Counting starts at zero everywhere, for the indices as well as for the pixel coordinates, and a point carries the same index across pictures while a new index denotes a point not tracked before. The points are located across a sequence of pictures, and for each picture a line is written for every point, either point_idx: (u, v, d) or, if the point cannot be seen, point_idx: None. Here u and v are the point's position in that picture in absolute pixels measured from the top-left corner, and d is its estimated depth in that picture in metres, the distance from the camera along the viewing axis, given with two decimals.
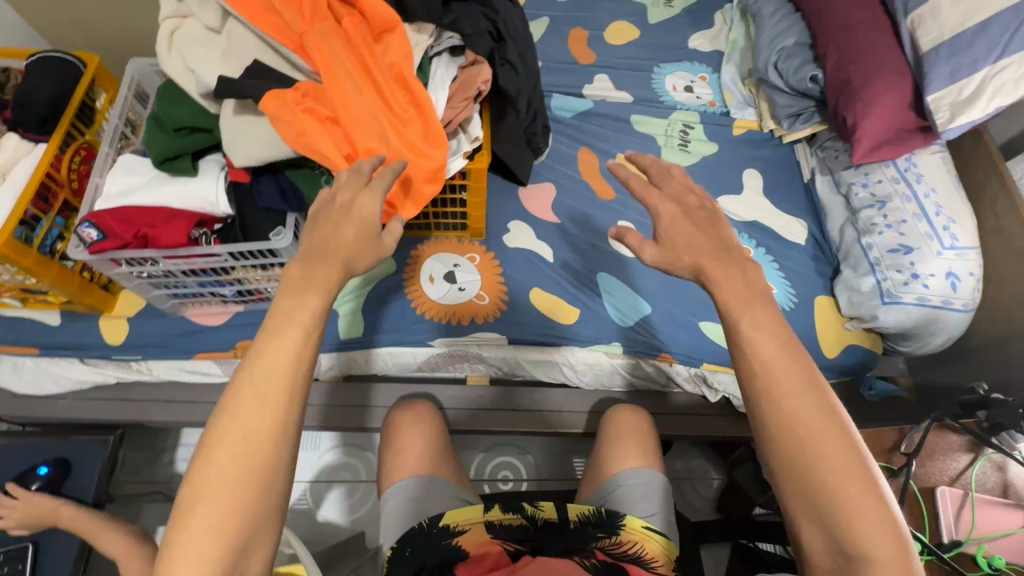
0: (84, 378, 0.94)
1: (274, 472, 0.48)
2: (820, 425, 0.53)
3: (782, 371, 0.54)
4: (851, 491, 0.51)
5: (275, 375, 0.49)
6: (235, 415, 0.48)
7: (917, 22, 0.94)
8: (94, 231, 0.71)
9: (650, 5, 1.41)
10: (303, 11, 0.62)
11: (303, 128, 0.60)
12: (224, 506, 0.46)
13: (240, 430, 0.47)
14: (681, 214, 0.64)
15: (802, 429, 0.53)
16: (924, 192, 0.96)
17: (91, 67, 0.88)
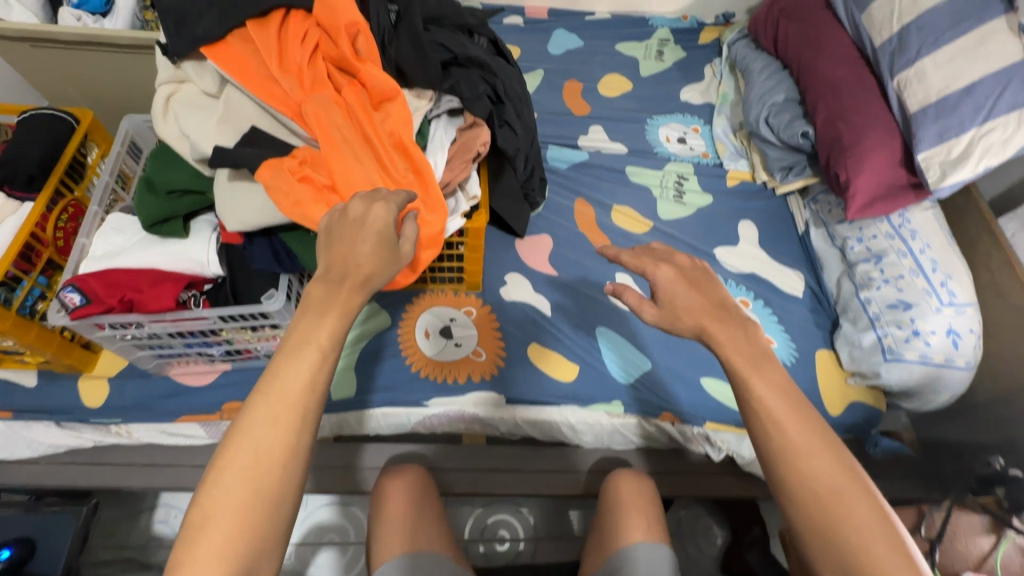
0: (59, 442, 0.89)
1: (286, 491, 0.47)
2: (841, 482, 0.51)
3: (793, 430, 0.53)
4: (880, 548, 0.48)
5: (291, 393, 0.47)
6: (248, 436, 0.46)
7: (903, 84, 0.95)
8: (77, 296, 0.68)
9: (642, 58, 1.45)
10: (302, 81, 0.62)
11: (299, 198, 0.58)
12: (232, 530, 0.44)
13: (252, 448, 0.46)
14: (678, 275, 0.62)
15: (823, 490, 0.51)
16: (919, 248, 0.97)
17: (84, 122, 0.88)
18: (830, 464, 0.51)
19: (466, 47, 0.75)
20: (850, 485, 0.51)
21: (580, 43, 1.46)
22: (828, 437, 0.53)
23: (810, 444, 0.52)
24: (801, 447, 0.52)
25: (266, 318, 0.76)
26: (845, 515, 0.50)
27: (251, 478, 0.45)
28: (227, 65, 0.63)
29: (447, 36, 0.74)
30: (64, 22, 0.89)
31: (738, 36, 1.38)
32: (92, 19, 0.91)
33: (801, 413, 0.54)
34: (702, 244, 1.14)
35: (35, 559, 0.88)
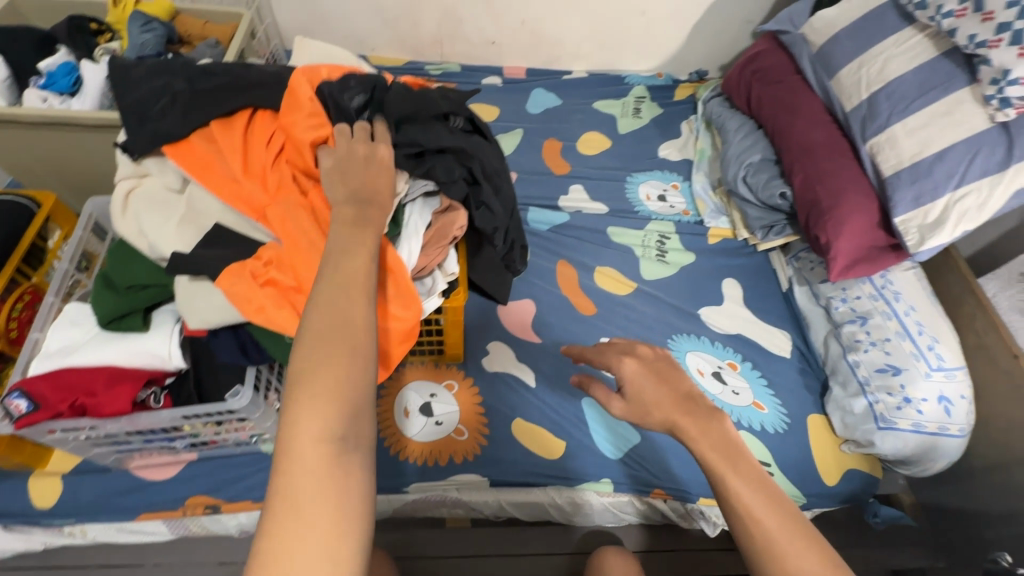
0: (6, 547, 0.83)
1: (369, 380, 0.46)
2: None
3: (775, 524, 0.49)
4: None
5: (356, 274, 0.49)
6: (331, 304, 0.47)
7: (876, 149, 0.96)
8: (24, 401, 0.64)
9: (619, 116, 1.47)
10: (269, 184, 0.61)
11: (262, 304, 0.56)
12: (337, 380, 0.44)
13: (336, 314, 0.47)
14: (644, 368, 0.58)
15: None
16: (903, 310, 0.96)
17: (46, 206, 0.85)
18: (815, 564, 0.47)
19: (439, 134, 0.71)
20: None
21: (558, 102, 1.48)
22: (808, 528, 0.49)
23: (792, 543, 0.48)
24: (779, 547, 0.48)
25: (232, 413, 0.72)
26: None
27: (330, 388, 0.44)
28: (189, 166, 0.63)
29: (419, 123, 0.71)
30: (30, 103, 0.88)
31: (712, 94, 1.41)
32: (59, 100, 0.89)
33: (776, 507, 0.49)
34: (687, 304, 1.13)
35: None
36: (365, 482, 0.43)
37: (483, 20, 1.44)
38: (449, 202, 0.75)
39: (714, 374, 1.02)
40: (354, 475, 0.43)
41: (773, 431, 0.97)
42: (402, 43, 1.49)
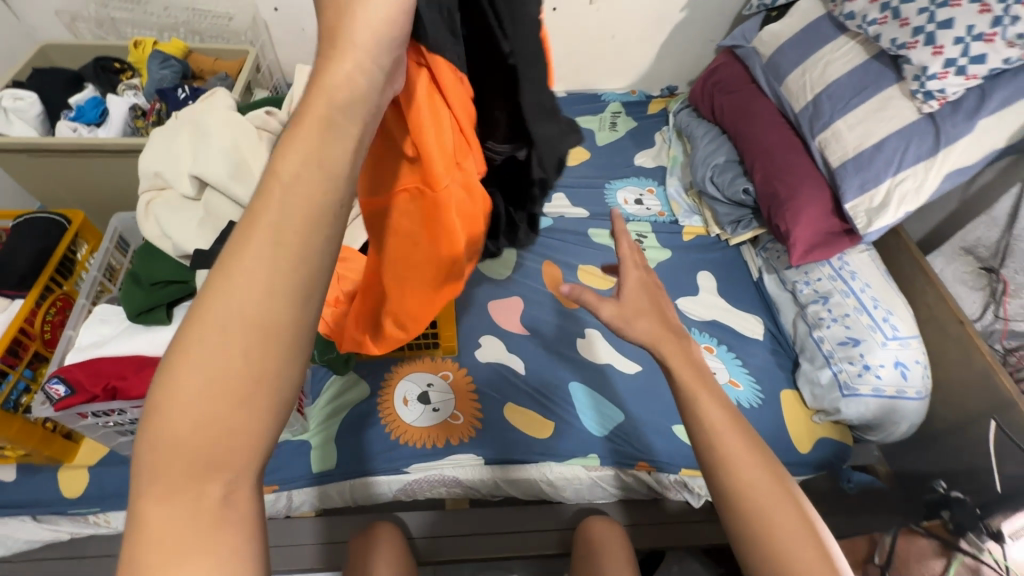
0: (35, 538, 0.89)
1: (258, 419, 0.31)
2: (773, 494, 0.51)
3: (736, 442, 0.52)
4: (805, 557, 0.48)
5: (272, 251, 0.31)
6: (223, 294, 0.30)
7: (824, 143, 1.06)
8: (62, 386, 0.71)
9: (597, 130, 1.58)
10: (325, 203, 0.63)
11: None
12: (208, 411, 0.30)
13: (225, 311, 0.30)
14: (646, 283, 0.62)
15: (758, 503, 0.51)
16: (859, 287, 1.04)
17: (76, 222, 0.94)
18: (763, 474, 0.51)
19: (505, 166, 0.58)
20: (785, 514, 0.50)
21: None
22: (774, 467, 0.52)
23: (756, 478, 0.51)
24: (748, 480, 0.51)
25: None
26: (782, 540, 0.49)
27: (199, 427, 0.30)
28: None
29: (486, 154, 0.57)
30: (61, 134, 0.98)
31: (681, 106, 1.53)
32: (87, 130, 1.00)
33: (751, 447, 0.52)
34: None
35: None
36: (248, 543, 0.32)
37: None
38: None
39: None
40: (229, 536, 0.31)
41: (748, 406, 1.03)
42: None
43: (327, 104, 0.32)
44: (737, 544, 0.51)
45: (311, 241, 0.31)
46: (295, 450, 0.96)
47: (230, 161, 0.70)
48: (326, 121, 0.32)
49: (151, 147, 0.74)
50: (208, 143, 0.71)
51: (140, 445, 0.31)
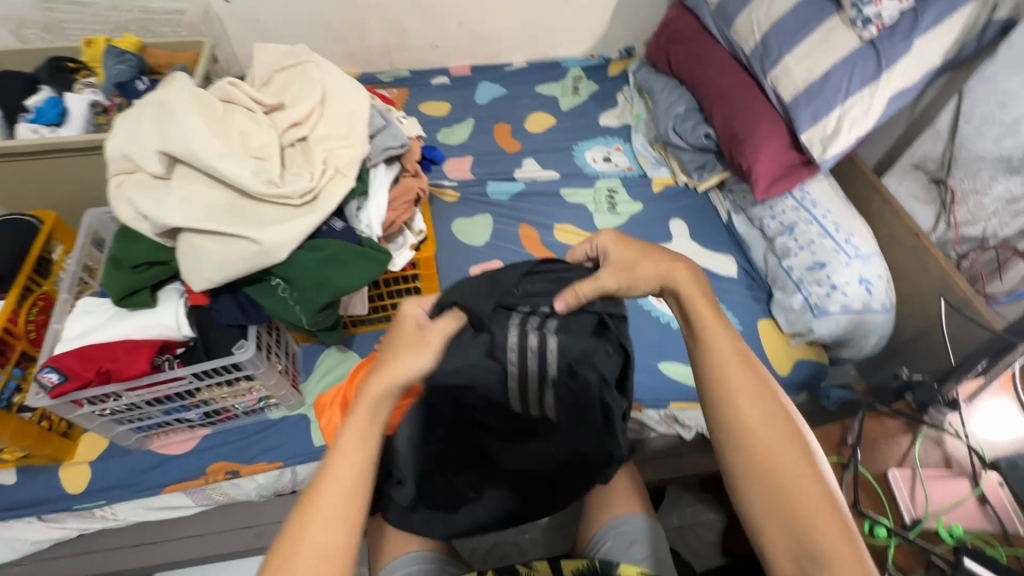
0: (42, 538, 0.89)
1: None
2: (774, 416, 0.52)
3: (729, 356, 0.54)
4: (798, 476, 0.49)
5: (349, 490, 0.50)
6: (318, 528, 0.49)
7: (775, 81, 1.10)
8: (55, 374, 0.72)
9: (561, 95, 1.61)
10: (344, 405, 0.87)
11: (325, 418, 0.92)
12: None
13: (315, 545, 0.48)
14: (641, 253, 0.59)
15: (756, 420, 0.52)
16: (821, 214, 1.09)
17: (48, 223, 0.94)
18: (756, 391, 0.52)
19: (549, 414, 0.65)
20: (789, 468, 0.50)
21: (503, 92, 1.62)
22: (787, 414, 0.52)
23: (775, 439, 0.51)
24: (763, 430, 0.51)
25: (238, 370, 0.81)
26: (789, 485, 0.49)
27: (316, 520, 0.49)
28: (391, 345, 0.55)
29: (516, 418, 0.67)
30: (22, 136, 0.97)
31: (640, 65, 1.56)
32: (48, 130, 0.99)
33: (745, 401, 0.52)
34: None
35: None
36: None
37: (423, 27, 1.59)
38: (415, 168, 0.89)
39: None
40: None
41: None
42: (352, 57, 1.63)
43: (373, 386, 0.52)
44: (742, 494, 0.51)
45: (365, 474, 0.51)
46: (295, 426, 0.95)
47: (198, 134, 0.71)
48: (374, 401, 0.52)
49: (118, 131, 0.74)
50: (173, 118, 0.72)
51: None
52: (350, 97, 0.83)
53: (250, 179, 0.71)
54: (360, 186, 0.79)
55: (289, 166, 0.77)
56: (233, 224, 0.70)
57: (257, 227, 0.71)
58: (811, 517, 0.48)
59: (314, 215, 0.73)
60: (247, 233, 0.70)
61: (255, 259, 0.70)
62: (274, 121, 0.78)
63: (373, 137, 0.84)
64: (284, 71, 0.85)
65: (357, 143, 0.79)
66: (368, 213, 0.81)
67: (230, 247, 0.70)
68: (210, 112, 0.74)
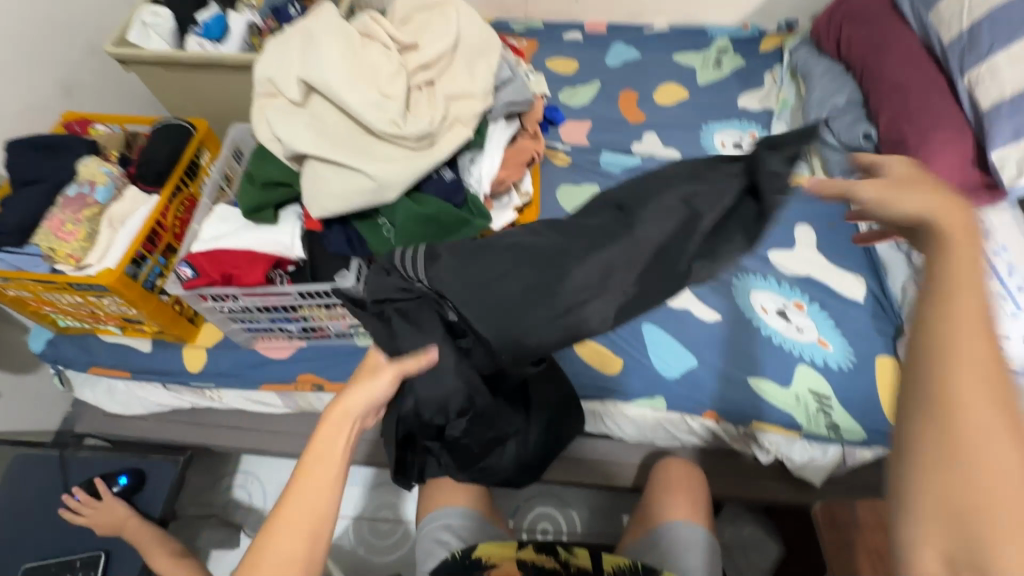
0: (165, 402, 1.05)
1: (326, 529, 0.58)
2: (996, 432, 0.37)
3: (980, 412, 0.37)
4: (997, 444, 0.36)
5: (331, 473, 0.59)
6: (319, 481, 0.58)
7: (975, 81, 0.92)
8: (190, 270, 0.83)
9: (699, 67, 1.47)
10: None
11: None
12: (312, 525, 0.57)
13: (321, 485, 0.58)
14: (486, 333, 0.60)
15: (966, 430, 0.37)
16: (994, 251, 0.92)
17: (200, 130, 1.04)
18: (984, 417, 0.37)
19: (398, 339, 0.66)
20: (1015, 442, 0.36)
21: (636, 56, 1.51)
22: (1016, 428, 0.37)
23: (987, 425, 0.37)
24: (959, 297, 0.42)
25: (336, 297, 0.86)
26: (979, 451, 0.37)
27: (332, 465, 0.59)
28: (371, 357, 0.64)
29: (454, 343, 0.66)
30: (189, 48, 1.07)
31: (799, 43, 1.37)
32: (211, 46, 1.08)
33: (898, 197, 0.48)
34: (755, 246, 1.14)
35: (150, 488, 1.01)
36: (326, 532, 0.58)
37: None
38: (533, 129, 0.89)
39: (777, 312, 1.04)
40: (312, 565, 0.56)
41: (836, 368, 0.97)
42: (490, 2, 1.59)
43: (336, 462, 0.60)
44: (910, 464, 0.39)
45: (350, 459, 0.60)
46: None
47: (339, 65, 0.73)
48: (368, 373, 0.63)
49: (268, 53, 0.78)
50: (318, 47, 0.74)
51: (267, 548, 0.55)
52: (482, 47, 0.81)
53: (377, 117, 0.72)
54: (479, 140, 0.80)
55: (412, 108, 0.77)
56: (353, 159, 0.73)
57: (376, 164, 0.73)
58: (945, 405, 0.38)
59: (429, 161, 0.73)
60: (366, 169, 0.72)
61: (367, 195, 0.73)
62: (407, 61, 0.78)
63: (497, 90, 0.83)
64: (424, 11, 0.84)
65: (479, 94, 0.78)
66: (480, 168, 0.81)
67: (347, 181, 0.73)
68: (351, 44, 0.76)
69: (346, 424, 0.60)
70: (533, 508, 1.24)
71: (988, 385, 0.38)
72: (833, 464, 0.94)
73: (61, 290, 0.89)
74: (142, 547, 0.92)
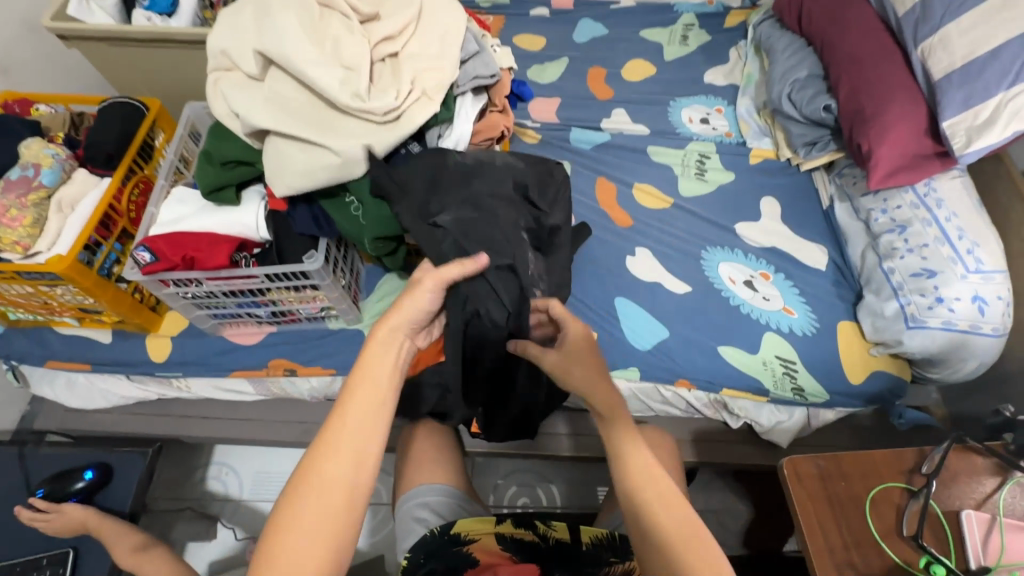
0: (130, 393, 1.01)
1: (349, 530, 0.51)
2: (685, 531, 0.54)
3: (663, 515, 0.55)
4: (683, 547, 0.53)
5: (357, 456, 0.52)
6: (336, 465, 0.51)
7: (928, 52, 0.95)
8: (148, 254, 0.79)
9: (666, 43, 1.47)
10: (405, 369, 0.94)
11: None
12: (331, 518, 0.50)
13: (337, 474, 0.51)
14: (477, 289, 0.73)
15: (657, 525, 0.55)
16: (945, 217, 0.96)
17: (153, 110, 0.99)
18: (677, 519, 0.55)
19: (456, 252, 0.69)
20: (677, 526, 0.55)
21: (604, 32, 1.50)
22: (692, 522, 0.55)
23: (675, 525, 0.55)
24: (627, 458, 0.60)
25: (306, 278, 0.85)
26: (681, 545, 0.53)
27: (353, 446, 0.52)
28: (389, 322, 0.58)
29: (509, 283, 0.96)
30: (137, 22, 1.01)
31: (763, 17, 1.38)
32: (160, 20, 1.02)
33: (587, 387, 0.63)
34: (723, 219, 1.16)
35: (117, 482, 0.98)
36: (350, 531, 0.51)
37: None
38: (503, 103, 0.87)
39: (745, 283, 1.07)
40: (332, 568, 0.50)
41: (801, 334, 1.01)
42: None
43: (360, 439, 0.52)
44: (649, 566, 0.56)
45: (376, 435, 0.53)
46: (350, 340, 1.00)
47: (298, 36, 0.71)
48: (386, 337, 0.57)
49: (222, 24, 0.75)
50: (274, 18, 0.72)
51: (270, 541, 0.49)
52: (447, 18, 0.79)
53: (340, 90, 0.70)
54: (445, 116, 0.79)
55: (376, 81, 0.75)
56: (316, 133, 0.71)
57: (340, 139, 0.71)
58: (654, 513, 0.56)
59: (395, 135, 0.72)
60: (330, 144, 0.70)
61: (332, 171, 0.71)
62: (368, 32, 0.76)
63: (464, 62, 0.82)
64: None
65: (445, 66, 0.76)
66: (449, 141, 0.81)
67: (311, 155, 0.71)
68: (309, 13, 0.73)
69: (394, 339, 0.57)
70: (514, 484, 1.26)
71: (659, 488, 0.57)
72: (799, 425, 0.99)
73: (9, 279, 0.84)
74: (112, 541, 0.89)
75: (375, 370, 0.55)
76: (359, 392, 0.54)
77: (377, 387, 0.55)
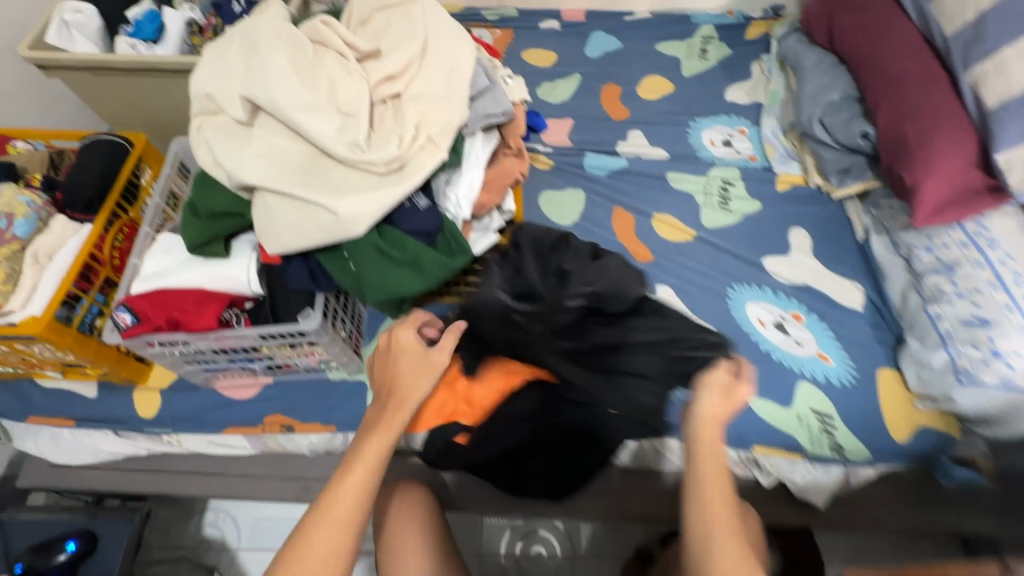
0: (117, 450, 0.94)
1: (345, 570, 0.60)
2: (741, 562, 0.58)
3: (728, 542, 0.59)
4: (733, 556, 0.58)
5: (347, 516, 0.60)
6: (331, 520, 0.60)
7: (980, 78, 0.87)
8: (129, 315, 0.72)
9: (684, 58, 1.39)
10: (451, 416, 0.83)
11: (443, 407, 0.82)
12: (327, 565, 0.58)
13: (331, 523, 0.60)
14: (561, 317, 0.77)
15: (717, 541, 0.59)
16: (999, 258, 0.88)
17: (137, 146, 0.92)
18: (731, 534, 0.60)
19: (662, 374, 0.74)
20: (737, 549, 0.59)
21: (618, 46, 1.42)
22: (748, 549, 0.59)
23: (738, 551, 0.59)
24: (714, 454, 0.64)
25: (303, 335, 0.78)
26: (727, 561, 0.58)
27: (351, 500, 0.61)
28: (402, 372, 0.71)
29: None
30: (120, 50, 0.94)
31: (788, 30, 1.30)
32: (145, 48, 0.95)
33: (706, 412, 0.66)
34: (749, 254, 1.09)
35: (104, 547, 0.92)
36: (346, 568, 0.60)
37: None
38: (518, 145, 0.79)
39: (775, 325, 1.00)
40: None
41: (838, 384, 0.94)
42: None
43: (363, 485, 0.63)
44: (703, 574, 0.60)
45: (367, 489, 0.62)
46: (352, 392, 0.93)
47: (288, 79, 0.63)
48: (398, 398, 0.69)
49: (204, 63, 0.67)
50: (262, 58, 0.64)
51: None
52: (454, 51, 0.71)
53: (337, 140, 0.63)
54: (453, 162, 0.71)
55: (377, 126, 0.67)
56: (309, 188, 0.63)
57: (335, 195, 0.63)
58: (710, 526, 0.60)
59: (398, 188, 0.64)
60: (324, 201, 0.63)
61: (328, 231, 0.64)
62: (367, 70, 0.68)
63: (473, 99, 0.74)
64: (384, 11, 0.74)
65: (452, 106, 0.68)
66: (458, 190, 0.72)
67: (304, 213, 0.63)
68: (301, 52, 0.65)
69: (405, 399, 0.68)
70: (526, 532, 1.19)
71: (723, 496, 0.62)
72: (836, 484, 0.92)
73: None
74: None
75: (386, 421, 0.67)
76: (374, 446, 0.65)
77: (385, 437, 0.66)
